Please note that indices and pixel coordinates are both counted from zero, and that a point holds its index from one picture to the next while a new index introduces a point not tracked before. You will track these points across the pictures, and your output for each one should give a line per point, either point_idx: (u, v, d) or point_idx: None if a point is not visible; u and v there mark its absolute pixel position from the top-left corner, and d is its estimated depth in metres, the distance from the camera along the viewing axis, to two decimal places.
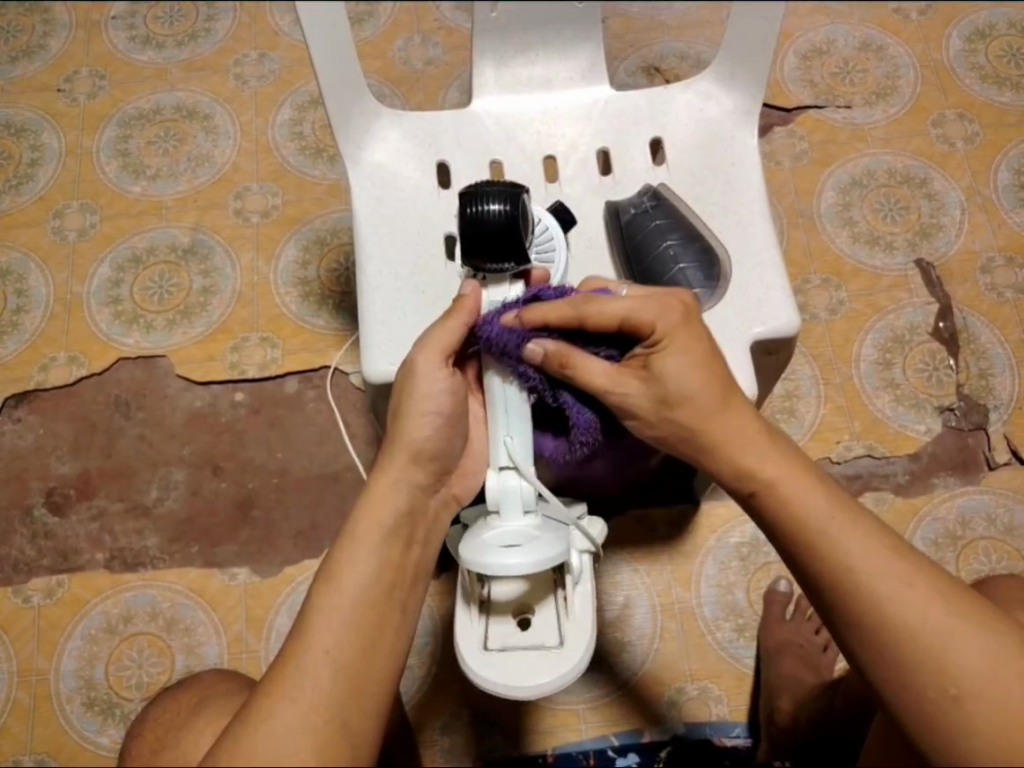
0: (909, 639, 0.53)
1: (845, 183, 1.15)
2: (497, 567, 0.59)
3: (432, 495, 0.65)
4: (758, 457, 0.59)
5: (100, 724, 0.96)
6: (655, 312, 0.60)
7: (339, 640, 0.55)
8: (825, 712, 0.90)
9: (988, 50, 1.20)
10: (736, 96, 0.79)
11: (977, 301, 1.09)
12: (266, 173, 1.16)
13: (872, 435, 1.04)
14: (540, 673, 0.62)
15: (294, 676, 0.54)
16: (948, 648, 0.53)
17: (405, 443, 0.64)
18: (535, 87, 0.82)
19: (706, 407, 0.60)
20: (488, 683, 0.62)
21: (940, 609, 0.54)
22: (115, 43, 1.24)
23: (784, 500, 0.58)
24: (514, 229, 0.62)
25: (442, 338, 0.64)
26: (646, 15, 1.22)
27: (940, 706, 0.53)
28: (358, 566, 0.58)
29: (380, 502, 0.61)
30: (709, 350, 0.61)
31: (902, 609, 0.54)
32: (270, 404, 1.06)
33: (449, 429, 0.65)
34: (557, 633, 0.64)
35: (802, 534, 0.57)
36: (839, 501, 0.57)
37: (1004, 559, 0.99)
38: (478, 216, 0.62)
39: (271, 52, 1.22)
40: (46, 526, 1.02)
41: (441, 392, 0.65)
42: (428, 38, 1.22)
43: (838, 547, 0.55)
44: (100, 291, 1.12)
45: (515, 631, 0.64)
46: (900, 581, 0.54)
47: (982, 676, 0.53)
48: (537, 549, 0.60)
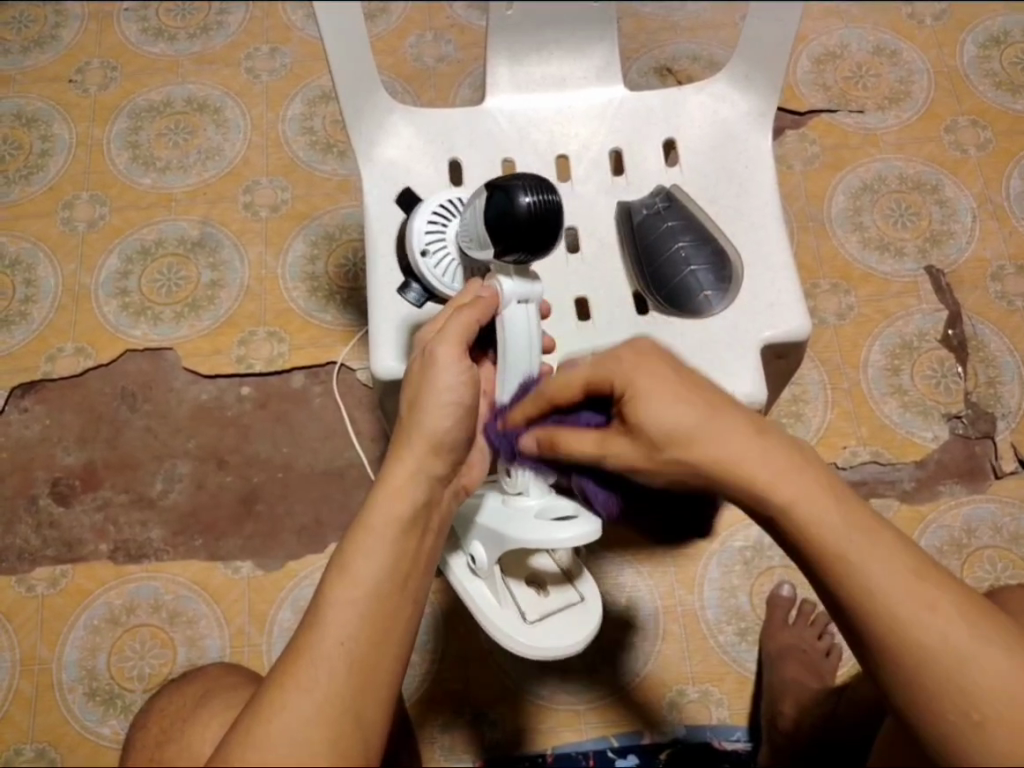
0: (933, 668, 0.53)
1: (856, 188, 1.14)
2: (560, 542, 0.63)
3: (445, 485, 0.64)
4: (773, 482, 0.54)
5: (101, 715, 0.96)
6: (612, 367, 0.58)
7: (355, 630, 0.55)
8: (829, 713, 0.90)
9: (1002, 57, 1.20)
10: (751, 98, 0.79)
11: (986, 309, 1.09)
12: (276, 167, 1.16)
13: (878, 441, 1.04)
14: (578, 628, 0.69)
15: (309, 667, 0.54)
16: (971, 674, 0.52)
17: (424, 434, 0.62)
18: (548, 86, 0.81)
19: (697, 442, 0.55)
20: (541, 652, 0.68)
21: (967, 634, 0.53)
22: (127, 34, 1.24)
23: (800, 524, 0.54)
24: (550, 216, 0.64)
25: (458, 330, 0.63)
26: (659, 15, 1.21)
27: (963, 731, 0.53)
28: (372, 557, 0.58)
29: (400, 492, 0.60)
30: (681, 378, 0.57)
31: (927, 637, 0.53)
32: (277, 399, 1.06)
33: (466, 418, 0.64)
34: (574, 588, 0.71)
35: (823, 557, 0.54)
36: (860, 520, 0.54)
37: (1009, 568, 0.99)
38: (515, 209, 0.63)
39: (283, 47, 1.22)
40: (51, 516, 1.02)
41: (459, 385, 0.63)
42: (440, 35, 1.22)
43: (862, 574, 0.53)
44: (108, 282, 1.12)
45: (542, 598, 0.70)
46: (921, 606, 0.53)
47: (1002, 700, 0.52)
48: (585, 515, 0.64)
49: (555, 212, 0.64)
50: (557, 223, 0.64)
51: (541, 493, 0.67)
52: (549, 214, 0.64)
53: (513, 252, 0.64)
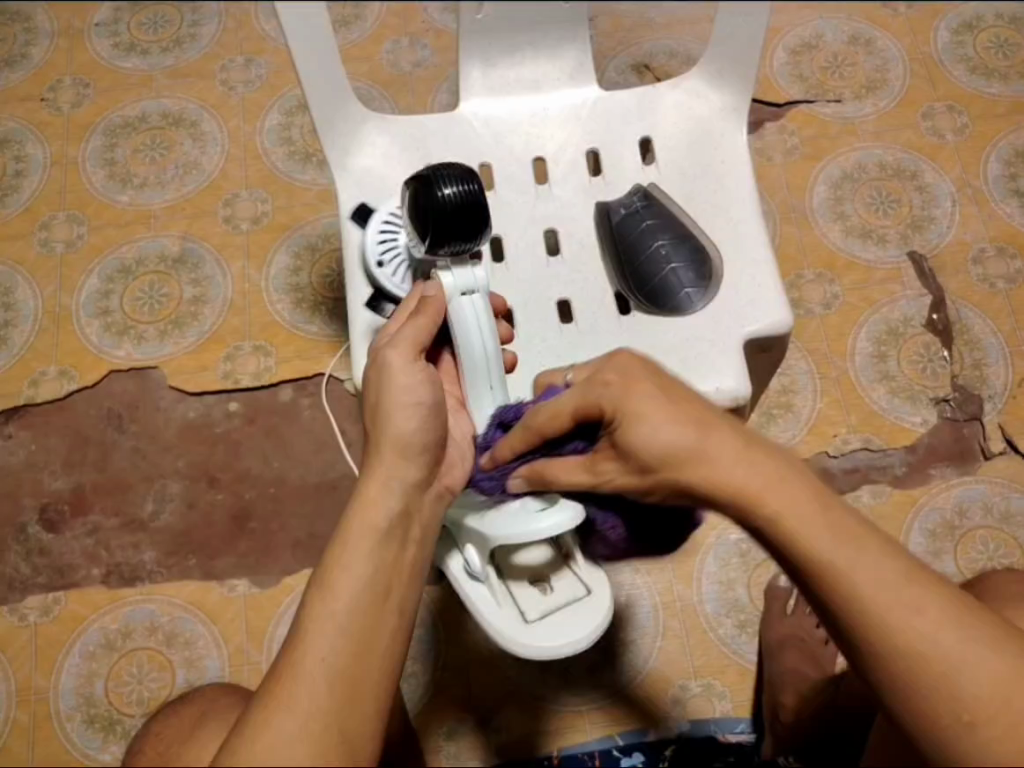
0: (922, 669, 0.52)
1: (837, 177, 1.15)
2: (540, 532, 0.62)
3: (425, 490, 0.63)
4: (761, 493, 0.52)
5: (101, 742, 0.94)
6: (596, 399, 0.57)
7: (335, 646, 0.54)
8: (830, 701, 0.89)
9: (975, 41, 1.21)
10: (725, 94, 0.79)
11: (969, 292, 1.09)
12: (255, 179, 1.15)
13: (869, 428, 1.04)
14: (584, 623, 0.65)
15: (290, 687, 0.53)
16: (961, 677, 0.52)
17: (391, 437, 0.62)
18: (523, 89, 0.81)
19: (691, 461, 0.53)
20: (544, 650, 0.65)
21: (953, 636, 0.52)
22: (98, 51, 1.22)
23: (788, 534, 0.52)
24: (474, 204, 0.67)
25: (411, 336, 0.64)
26: (634, 13, 1.21)
27: (952, 731, 0.52)
28: (352, 571, 0.57)
29: (372, 503, 0.60)
30: (666, 396, 0.55)
31: (918, 640, 0.52)
32: (266, 413, 1.05)
33: (434, 419, 0.64)
34: (581, 581, 0.67)
35: (813, 567, 0.52)
36: (846, 525, 0.53)
37: (1003, 549, 1.00)
38: (437, 199, 0.66)
39: (257, 57, 1.21)
40: (41, 542, 1.01)
41: (418, 385, 0.63)
42: (416, 39, 1.21)
43: (851, 582, 0.52)
44: (90, 303, 1.10)
45: (544, 597, 0.67)
46: (907, 610, 0.52)
47: (993, 700, 0.52)
48: (566, 501, 0.63)
49: (479, 199, 0.67)
50: (481, 210, 0.68)
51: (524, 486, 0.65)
52: (471, 201, 0.67)
53: (443, 242, 0.68)
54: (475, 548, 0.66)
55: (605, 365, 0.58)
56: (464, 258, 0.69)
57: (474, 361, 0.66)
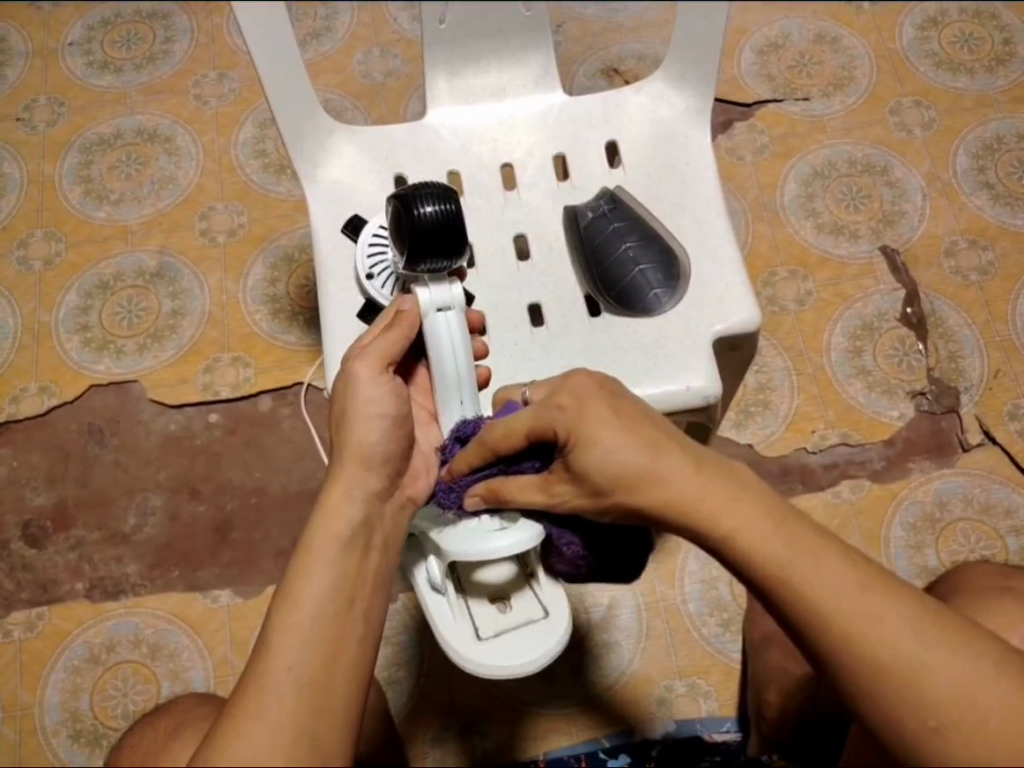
0: (883, 674, 0.49)
1: (807, 174, 1.15)
2: (500, 550, 0.62)
3: (387, 500, 0.63)
4: (712, 504, 0.52)
5: (87, 756, 0.95)
6: (548, 418, 0.58)
7: (301, 656, 0.53)
8: (812, 696, 0.87)
9: (941, 36, 1.22)
10: (687, 96, 0.80)
11: (942, 285, 1.10)
12: (231, 192, 1.16)
13: (846, 423, 1.05)
14: (537, 645, 0.64)
15: (258, 697, 0.51)
16: (925, 684, 0.49)
17: (351, 448, 0.62)
18: (488, 97, 0.82)
19: (646, 477, 0.53)
20: (495, 672, 0.63)
21: (920, 640, 0.49)
22: (72, 69, 1.23)
23: (738, 548, 0.52)
24: (453, 224, 0.66)
25: (379, 349, 0.65)
26: (602, 17, 1.22)
27: (921, 736, 0.49)
28: (315, 579, 0.56)
29: (334, 513, 0.60)
30: (618, 410, 0.56)
31: (877, 645, 0.49)
32: (246, 423, 1.06)
33: (397, 431, 0.64)
34: (539, 604, 0.66)
35: (766, 576, 0.51)
36: (802, 536, 0.51)
37: (983, 540, 1.00)
38: (416, 218, 0.65)
39: (230, 71, 1.22)
40: (24, 558, 1.02)
41: (384, 397, 0.64)
42: (387, 50, 1.23)
43: (808, 591, 0.50)
44: (69, 319, 1.11)
45: (501, 617, 0.65)
46: (865, 620, 0.49)
47: (961, 704, 0.49)
48: (526, 520, 0.63)
49: (457, 220, 0.67)
50: (460, 228, 0.67)
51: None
52: (450, 219, 0.66)
53: (423, 261, 0.66)
54: (435, 559, 0.66)
55: (562, 384, 0.58)
56: (440, 275, 0.67)
57: (445, 376, 0.67)
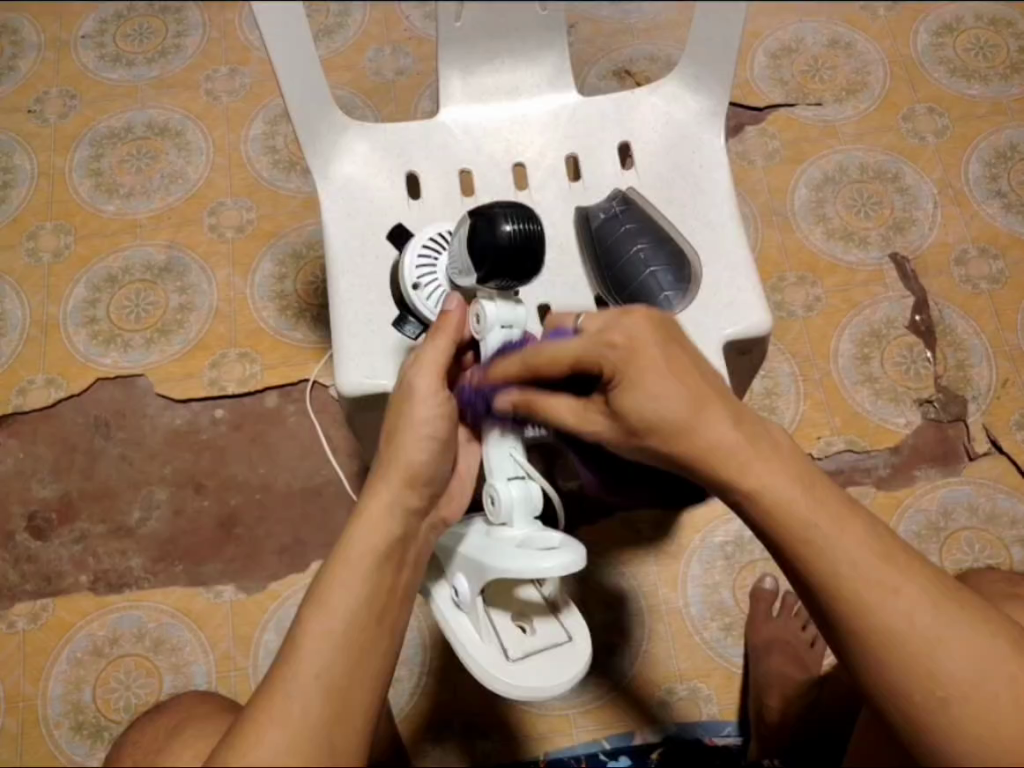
0: (893, 643, 0.54)
1: (817, 180, 1.15)
2: (547, 572, 0.60)
3: (422, 518, 0.64)
4: (744, 466, 0.55)
5: (88, 747, 0.95)
6: (597, 357, 0.57)
7: (327, 663, 0.55)
8: (813, 703, 0.93)
9: (955, 43, 1.21)
10: (701, 98, 0.80)
11: (951, 293, 1.10)
12: (240, 188, 1.16)
13: (852, 430, 1.05)
14: (563, 668, 0.64)
15: (283, 700, 0.54)
16: (934, 654, 0.54)
17: (400, 464, 0.62)
18: (502, 96, 0.82)
19: (686, 432, 0.55)
20: (520, 691, 0.63)
21: (927, 613, 0.54)
22: (84, 62, 1.23)
23: (768, 508, 0.55)
24: (532, 245, 0.64)
25: (436, 359, 0.64)
26: (614, 19, 1.22)
27: (922, 704, 0.54)
28: (348, 587, 0.58)
29: (375, 525, 0.60)
30: (676, 362, 0.56)
31: (890, 615, 0.54)
32: (252, 419, 1.06)
33: (443, 452, 0.64)
34: (563, 627, 0.66)
35: (790, 537, 0.55)
36: (831, 502, 0.56)
37: (988, 549, 1.00)
38: (497, 237, 0.64)
39: (241, 67, 1.22)
40: (29, 550, 1.02)
41: (435, 417, 0.63)
42: (398, 48, 1.23)
43: (829, 552, 0.54)
44: (77, 312, 1.11)
45: (526, 637, 0.66)
46: (885, 589, 0.54)
47: (963, 675, 0.54)
48: (569, 545, 0.62)
49: (536, 241, 0.65)
50: (538, 251, 0.65)
51: (526, 521, 0.65)
52: (527, 241, 0.64)
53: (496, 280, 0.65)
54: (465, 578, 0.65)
55: (618, 322, 0.57)
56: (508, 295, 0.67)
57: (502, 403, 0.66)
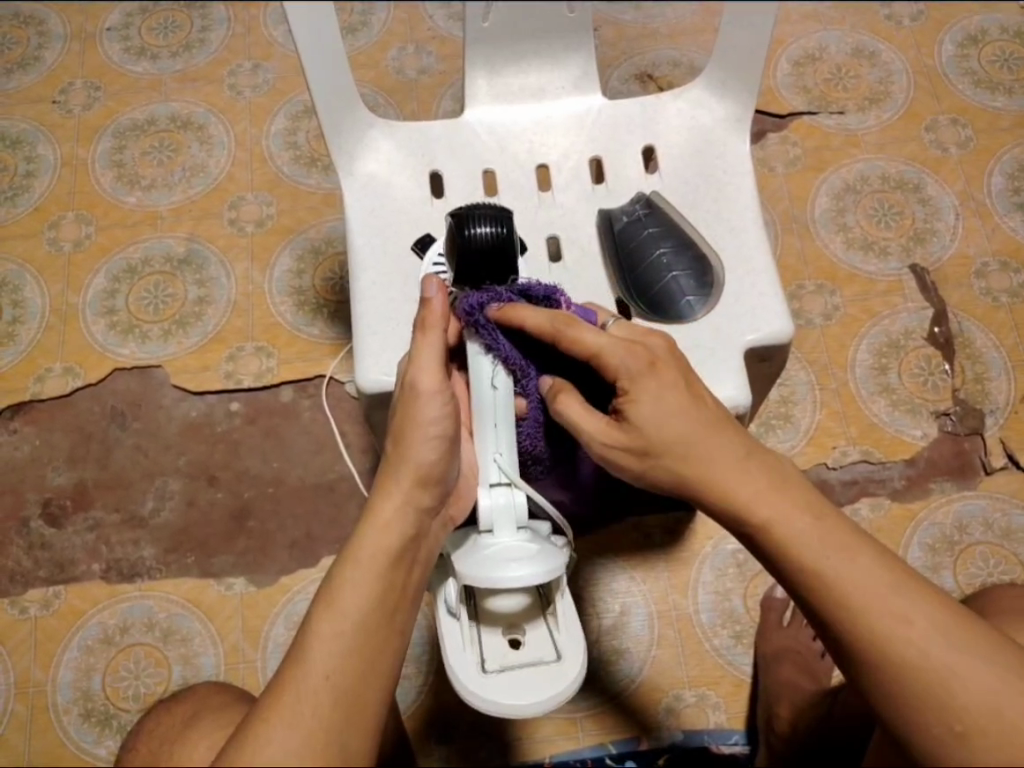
0: (910, 674, 0.53)
1: (839, 189, 1.15)
2: (510, 583, 0.59)
3: (433, 517, 0.64)
4: (749, 499, 0.57)
5: (97, 736, 0.95)
6: (620, 361, 0.60)
7: (340, 662, 0.55)
8: (825, 714, 0.89)
9: (980, 55, 1.21)
10: (727, 104, 0.80)
11: (971, 306, 1.09)
12: (260, 183, 1.16)
13: (867, 441, 1.04)
14: (547, 687, 0.62)
15: (295, 702, 0.54)
16: (948, 685, 0.53)
17: (411, 466, 0.61)
18: (526, 98, 0.82)
19: (693, 458, 0.58)
20: (497, 708, 0.62)
21: (943, 644, 0.53)
22: (109, 54, 1.24)
23: (777, 541, 0.57)
24: (504, 247, 0.67)
25: (430, 352, 0.63)
26: (638, 24, 1.22)
27: (945, 741, 0.53)
28: (359, 588, 0.58)
29: (386, 525, 0.60)
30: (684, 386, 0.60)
31: (905, 646, 0.53)
32: (266, 413, 1.06)
33: (452, 451, 0.64)
34: (553, 645, 0.64)
35: (797, 573, 0.56)
36: (838, 537, 0.56)
37: (1002, 564, 0.99)
38: (469, 237, 0.66)
39: (265, 62, 1.23)
40: (42, 537, 1.02)
41: (442, 416, 0.63)
42: (421, 47, 1.23)
43: (836, 585, 0.55)
44: (95, 301, 1.12)
45: (512, 650, 0.64)
46: (895, 621, 0.54)
47: (982, 708, 0.52)
48: (543, 559, 0.60)
49: (508, 242, 0.67)
50: (511, 250, 0.67)
51: (511, 531, 0.63)
52: (503, 241, 0.67)
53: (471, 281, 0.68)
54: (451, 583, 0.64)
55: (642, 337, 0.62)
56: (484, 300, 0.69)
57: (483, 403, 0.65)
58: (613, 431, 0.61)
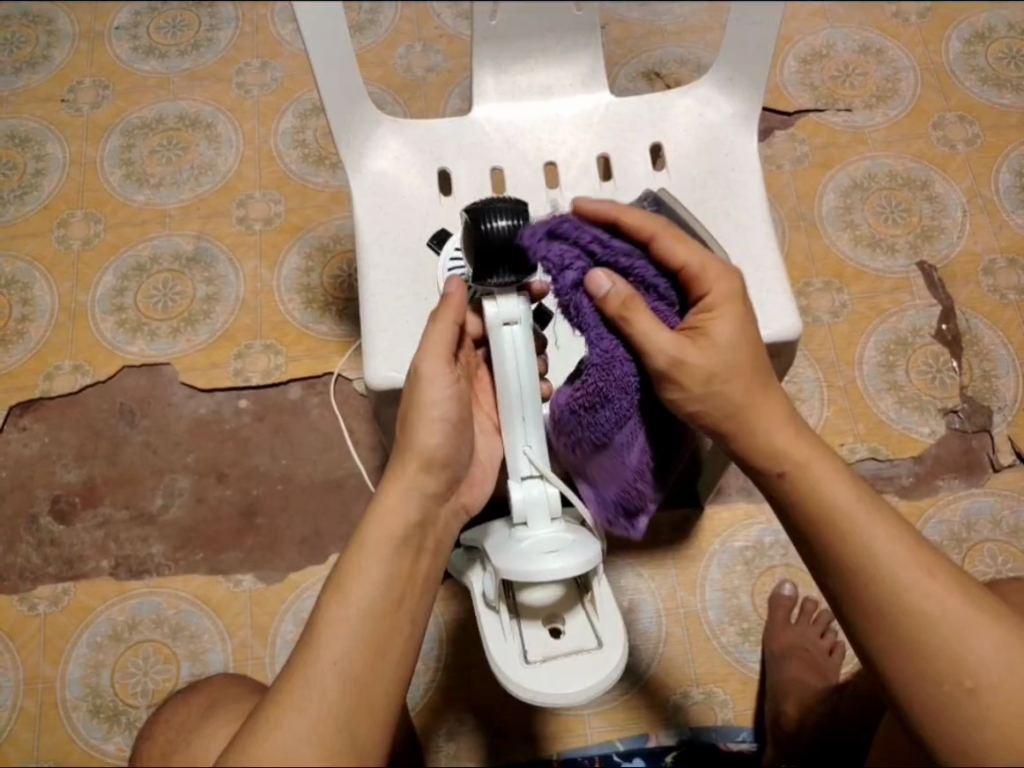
0: (927, 630, 0.55)
1: (846, 186, 1.15)
2: (545, 575, 0.59)
3: (443, 503, 0.64)
4: (787, 438, 0.60)
5: (106, 731, 0.96)
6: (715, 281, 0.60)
7: (347, 651, 0.56)
8: (832, 713, 0.91)
9: (988, 52, 1.21)
10: (736, 101, 0.80)
11: (979, 303, 1.09)
12: (269, 181, 1.17)
13: (875, 438, 1.04)
14: (588, 675, 0.62)
15: (301, 687, 0.55)
16: (964, 641, 0.55)
17: (416, 452, 0.62)
18: (534, 95, 0.82)
19: (746, 384, 0.61)
20: (540, 696, 0.62)
21: (963, 603, 0.56)
22: (118, 53, 1.25)
23: (808, 481, 0.59)
24: (525, 245, 0.59)
25: (439, 340, 0.62)
26: (644, 21, 1.22)
27: (955, 697, 0.55)
28: (366, 576, 0.58)
29: (392, 511, 0.60)
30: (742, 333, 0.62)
31: (924, 600, 0.56)
32: (275, 411, 1.07)
33: (459, 433, 0.64)
34: (592, 633, 0.64)
35: (831, 519, 0.58)
36: (859, 489, 0.59)
37: (1010, 561, 0.99)
38: (485, 233, 0.59)
39: (273, 61, 1.23)
40: (52, 534, 1.03)
41: (447, 398, 0.62)
42: (429, 45, 1.23)
43: (865, 535, 0.57)
44: (104, 299, 1.12)
45: (551, 640, 0.64)
46: (919, 572, 0.56)
47: (995, 668, 0.55)
48: (577, 548, 0.60)
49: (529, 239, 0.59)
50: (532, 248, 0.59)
51: (546, 523, 0.63)
52: (525, 236, 0.59)
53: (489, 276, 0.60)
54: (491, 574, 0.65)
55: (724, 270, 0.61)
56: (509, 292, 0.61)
57: (509, 392, 0.63)
58: (691, 348, 0.59)
